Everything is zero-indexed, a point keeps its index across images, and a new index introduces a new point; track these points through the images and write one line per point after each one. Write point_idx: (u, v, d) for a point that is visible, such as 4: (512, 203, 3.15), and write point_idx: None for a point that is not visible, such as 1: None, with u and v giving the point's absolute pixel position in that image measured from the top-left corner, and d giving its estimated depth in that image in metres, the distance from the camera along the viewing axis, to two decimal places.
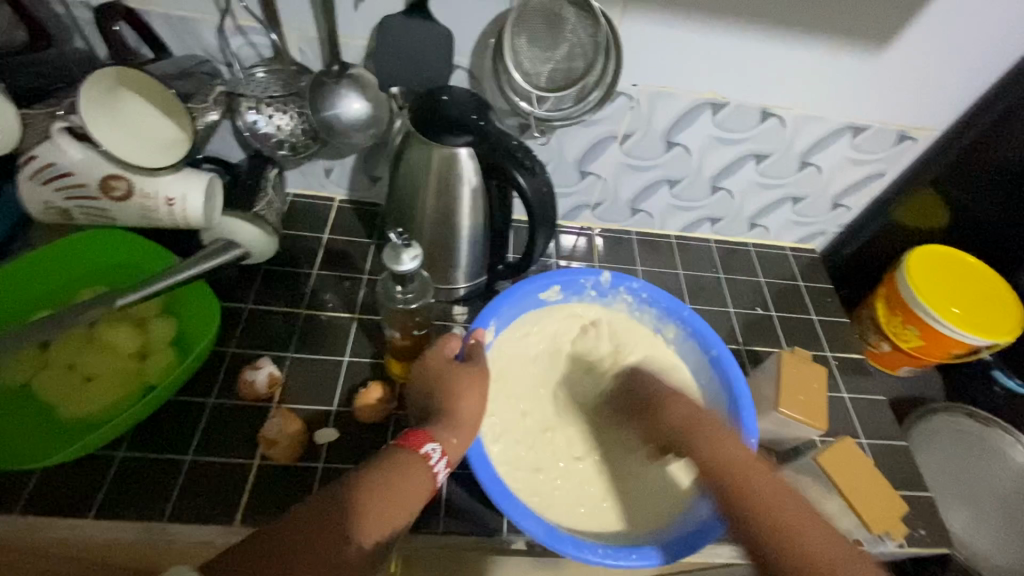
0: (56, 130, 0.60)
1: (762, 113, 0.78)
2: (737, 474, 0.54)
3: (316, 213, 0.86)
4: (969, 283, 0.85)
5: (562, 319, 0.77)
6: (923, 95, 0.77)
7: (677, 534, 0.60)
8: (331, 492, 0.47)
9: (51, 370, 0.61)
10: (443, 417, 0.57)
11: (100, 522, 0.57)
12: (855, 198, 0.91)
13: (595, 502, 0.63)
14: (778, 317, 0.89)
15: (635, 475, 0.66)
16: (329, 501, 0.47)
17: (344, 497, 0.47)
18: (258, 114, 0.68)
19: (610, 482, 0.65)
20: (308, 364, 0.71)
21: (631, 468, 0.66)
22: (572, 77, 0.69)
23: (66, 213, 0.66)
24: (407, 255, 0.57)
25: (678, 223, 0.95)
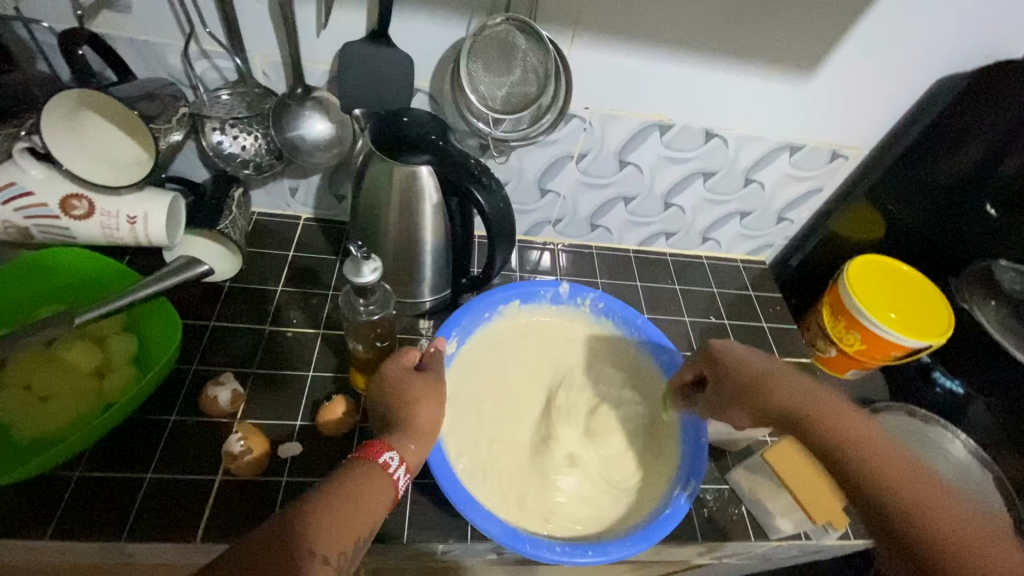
0: (17, 150, 0.61)
1: (706, 133, 0.83)
2: (856, 462, 0.50)
3: (282, 231, 0.88)
4: (903, 290, 0.91)
5: (523, 330, 0.80)
6: (851, 115, 0.85)
7: (633, 529, 0.62)
8: (289, 515, 0.46)
9: (6, 390, 0.60)
10: (402, 426, 0.58)
11: (55, 543, 0.57)
12: (798, 212, 0.98)
13: (566, 499, 0.65)
14: (731, 324, 0.94)
15: (602, 473, 0.68)
16: (288, 522, 0.46)
17: (303, 517, 0.46)
18: (223, 135, 0.71)
19: (577, 481, 0.67)
20: (273, 379, 0.72)
21: (599, 466, 0.68)
22: (527, 101, 0.73)
23: (26, 232, 0.66)
24: (368, 267, 0.59)
25: (635, 237, 0.99)
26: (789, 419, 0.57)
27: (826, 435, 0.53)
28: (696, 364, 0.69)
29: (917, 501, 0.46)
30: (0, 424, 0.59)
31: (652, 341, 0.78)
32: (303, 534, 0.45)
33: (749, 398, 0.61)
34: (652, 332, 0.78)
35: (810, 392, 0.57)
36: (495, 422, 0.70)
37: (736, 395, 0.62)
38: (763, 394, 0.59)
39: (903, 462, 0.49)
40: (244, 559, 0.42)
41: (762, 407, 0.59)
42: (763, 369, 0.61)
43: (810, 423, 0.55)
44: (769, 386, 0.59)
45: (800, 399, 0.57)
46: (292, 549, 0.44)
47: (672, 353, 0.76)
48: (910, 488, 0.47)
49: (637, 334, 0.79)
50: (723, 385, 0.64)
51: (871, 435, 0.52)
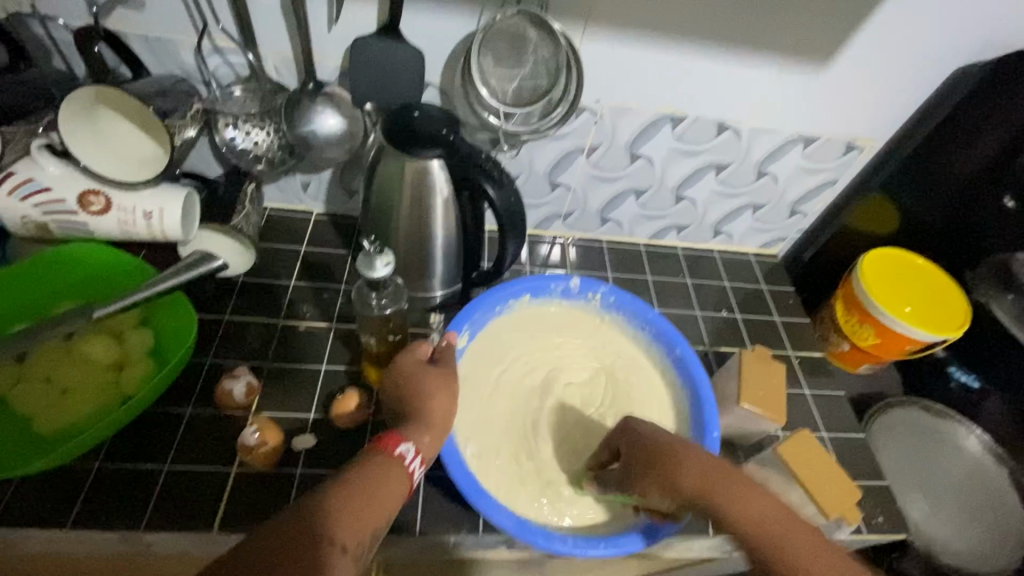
0: (35, 147, 0.62)
1: (718, 126, 0.83)
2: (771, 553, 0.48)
3: (294, 225, 0.88)
4: (917, 283, 0.90)
5: (533, 324, 0.80)
6: (867, 107, 0.83)
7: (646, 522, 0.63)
8: (306, 507, 0.47)
9: (27, 383, 0.61)
10: (416, 418, 0.59)
11: (78, 533, 0.58)
12: (811, 204, 0.97)
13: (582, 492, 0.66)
14: (743, 319, 0.93)
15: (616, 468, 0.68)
16: (305, 513, 0.46)
17: (318, 509, 0.47)
18: (236, 131, 0.71)
19: (593, 473, 0.67)
20: (287, 373, 0.73)
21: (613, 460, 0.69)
22: (538, 93, 0.73)
23: (44, 228, 0.67)
24: (380, 262, 0.59)
25: (646, 231, 0.98)
26: (687, 498, 0.55)
27: (722, 511, 0.52)
28: (614, 441, 0.64)
29: (805, 567, 0.47)
30: (23, 415, 0.61)
31: (663, 336, 0.78)
32: (324, 522, 0.46)
33: (649, 467, 0.58)
34: (663, 327, 0.77)
35: (703, 469, 0.56)
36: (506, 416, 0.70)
37: (655, 460, 0.58)
38: (667, 472, 0.57)
39: (778, 521, 0.50)
40: (263, 549, 0.42)
41: (667, 484, 0.56)
42: (667, 440, 0.60)
43: (706, 497, 0.54)
44: (676, 462, 0.57)
45: (703, 481, 0.55)
46: (313, 536, 0.45)
47: (684, 347, 0.76)
48: (792, 544, 0.48)
49: (649, 328, 0.79)
50: (632, 450, 0.61)
51: (757, 509, 0.51)
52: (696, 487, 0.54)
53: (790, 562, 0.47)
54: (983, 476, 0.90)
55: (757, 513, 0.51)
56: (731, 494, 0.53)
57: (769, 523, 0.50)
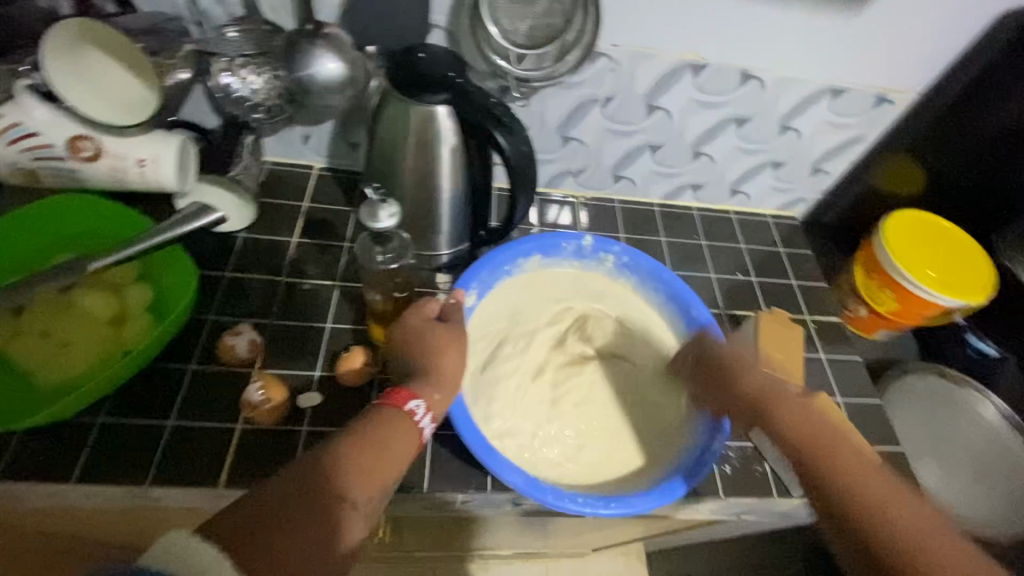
0: (20, 88, 0.59)
1: (742, 75, 0.78)
2: (814, 456, 0.53)
3: (294, 181, 0.85)
4: (944, 246, 0.86)
5: (543, 285, 0.77)
6: (902, 54, 0.78)
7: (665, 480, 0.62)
8: (318, 461, 0.46)
9: (25, 336, 0.60)
10: (426, 375, 0.57)
11: (83, 486, 0.57)
12: (835, 162, 0.92)
13: (591, 451, 0.65)
14: (759, 281, 0.90)
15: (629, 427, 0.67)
16: (318, 466, 0.45)
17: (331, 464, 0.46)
18: (232, 77, 0.65)
19: (603, 433, 0.66)
20: (291, 331, 0.71)
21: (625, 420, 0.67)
22: (551, 34, 0.68)
23: (34, 175, 0.64)
24: (385, 213, 0.57)
25: (660, 190, 0.94)
26: (750, 412, 0.60)
27: (782, 421, 0.57)
28: (694, 347, 0.68)
29: (853, 481, 0.51)
30: (21, 369, 0.59)
31: (678, 296, 0.75)
32: (332, 481, 0.45)
33: (711, 384, 0.65)
34: (679, 287, 0.75)
35: (770, 383, 0.61)
36: (514, 377, 0.69)
37: (718, 370, 0.65)
38: (728, 377, 0.63)
39: (823, 430, 0.56)
40: (275, 501, 0.42)
41: (733, 390, 0.62)
42: (734, 354, 0.65)
43: (769, 410, 0.59)
44: (742, 370, 0.63)
45: (761, 384, 0.61)
46: (322, 494, 0.44)
47: (700, 308, 0.74)
48: (841, 464, 0.52)
49: (663, 289, 0.76)
50: (702, 357, 0.67)
51: (806, 422, 0.57)
52: (758, 393, 0.60)
53: (836, 471, 0.52)
54: (1000, 446, 0.87)
55: (813, 429, 0.56)
56: (805, 418, 0.57)
57: (825, 442, 0.54)
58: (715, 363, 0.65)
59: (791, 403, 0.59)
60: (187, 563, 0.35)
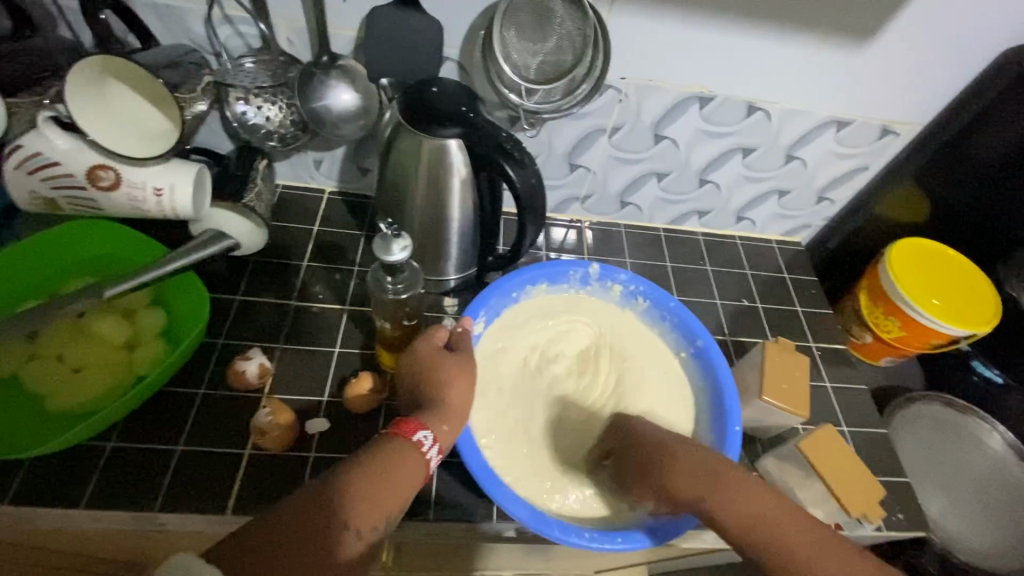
0: (43, 120, 0.60)
1: (748, 107, 0.79)
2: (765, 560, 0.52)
3: (305, 204, 0.86)
4: (949, 276, 0.86)
5: (550, 312, 0.78)
6: (904, 89, 0.79)
7: None
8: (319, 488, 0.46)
9: (39, 361, 0.61)
10: (435, 406, 0.57)
11: (91, 511, 0.58)
12: (839, 190, 0.92)
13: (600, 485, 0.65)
14: (764, 307, 0.91)
15: None
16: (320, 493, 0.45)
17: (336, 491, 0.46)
18: (247, 105, 0.68)
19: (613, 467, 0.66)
20: (299, 355, 0.72)
21: None
22: (561, 70, 0.69)
23: (53, 203, 0.66)
24: (397, 245, 0.58)
25: (666, 216, 0.95)
26: (670, 502, 0.57)
27: (717, 510, 0.54)
28: (612, 439, 0.64)
29: (795, 555, 0.51)
30: (35, 393, 0.60)
31: (685, 325, 0.76)
32: (336, 509, 0.45)
33: (643, 477, 0.59)
34: (685, 316, 0.75)
35: (702, 462, 0.57)
36: (520, 404, 0.69)
37: (644, 467, 0.59)
38: (667, 471, 0.57)
39: (763, 505, 0.54)
40: (276, 529, 0.42)
41: (654, 484, 0.58)
42: (667, 438, 0.60)
43: (705, 503, 0.54)
44: (670, 466, 0.57)
45: (699, 472, 0.56)
46: (325, 523, 0.44)
47: (706, 337, 0.74)
48: (778, 534, 0.52)
49: (669, 317, 0.77)
50: (623, 456, 0.62)
51: (755, 505, 0.53)
52: (670, 483, 0.56)
53: (800, 566, 0.51)
54: (1005, 475, 0.88)
55: (748, 505, 0.53)
56: (756, 502, 0.54)
57: (758, 514, 0.53)
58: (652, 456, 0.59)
59: (727, 480, 0.55)
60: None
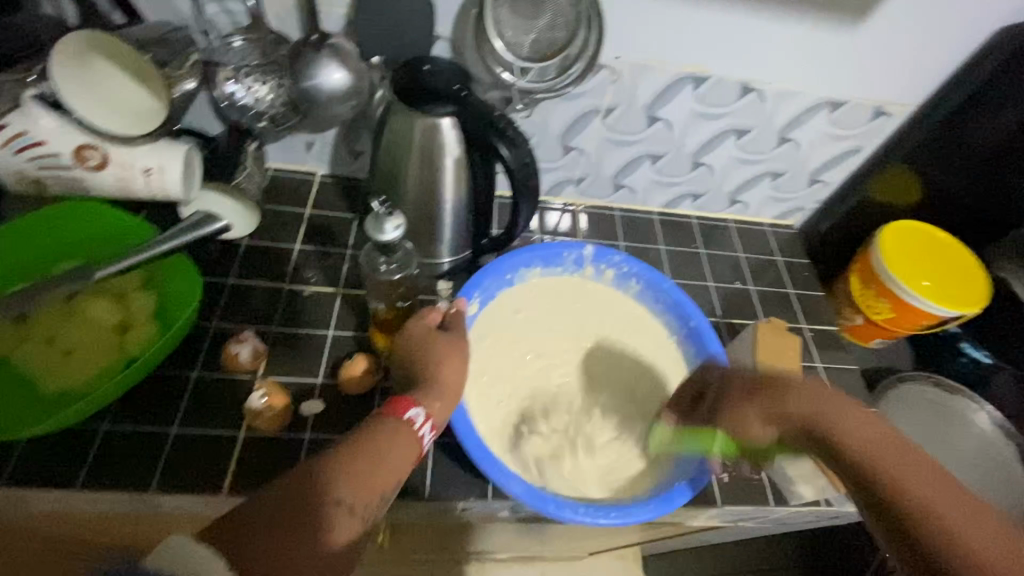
0: (27, 97, 0.59)
1: (742, 87, 0.79)
2: (887, 478, 0.46)
3: (297, 187, 0.86)
4: (938, 257, 0.87)
5: (542, 295, 0.78)
6: (897, 68, 0.79)
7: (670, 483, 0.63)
8: (276, 491, 0.43)
9: (30, 343, 0.61)
10: (429, 384, 0.57)
11: (87, 493, 0.58)
12: (832, 173, 0.93)
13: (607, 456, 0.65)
14: (756, 290, 0.91)
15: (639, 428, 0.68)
16: (279, 500, 0.42)
17: (298, 491, 0.43)
18: (236, 85, 0.66)
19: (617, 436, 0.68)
20: (293, 337, 0.72)
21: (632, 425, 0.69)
22: (555, 47, 0.69)
23: (41, 184, 0.65)
24: (390, 223, 0.58)
25: (660, 198, 0.95)
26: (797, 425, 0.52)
27: (838, 437, 0.49)
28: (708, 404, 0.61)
29: (930, 505, 0.43)
30: (26, 376, 0.60)
31: (679, 307, 0.76)
32: (329, 488, 0.45)
33: (776, 403, 0.54)
34: (679, 298, 0.76)
35: (821, 401, 0.52)
36: (514, 386, 0.70)
37: (769, 388, 0.55)
38: (774, 394, 0.54)
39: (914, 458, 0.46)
40: (270, 507, 0.42)
41: (786, 411, 0.53)
42: (796, 379, 0.55)
43: (818, 426, 0.51)
44: (784, 388, 0.54)
45: (811, 404, 0.52)
46: (319, 500, 0.44)
47: (699, 319, 0.74)
48: (925, 488, 0.44)
49: (663, 299, 0.77)
50: (725, 387, 0.59)
51: (872, 431, 0.49)
52: (811, 412, 0.51)
53: (921, 501, 0.43)
54: (993, 454, 0.88)
55: (874, 440, 0.48)
56: (888, 444, 0.48)
57: (888, 453, 0.47)
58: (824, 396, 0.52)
59: (849, 412, 0.51)
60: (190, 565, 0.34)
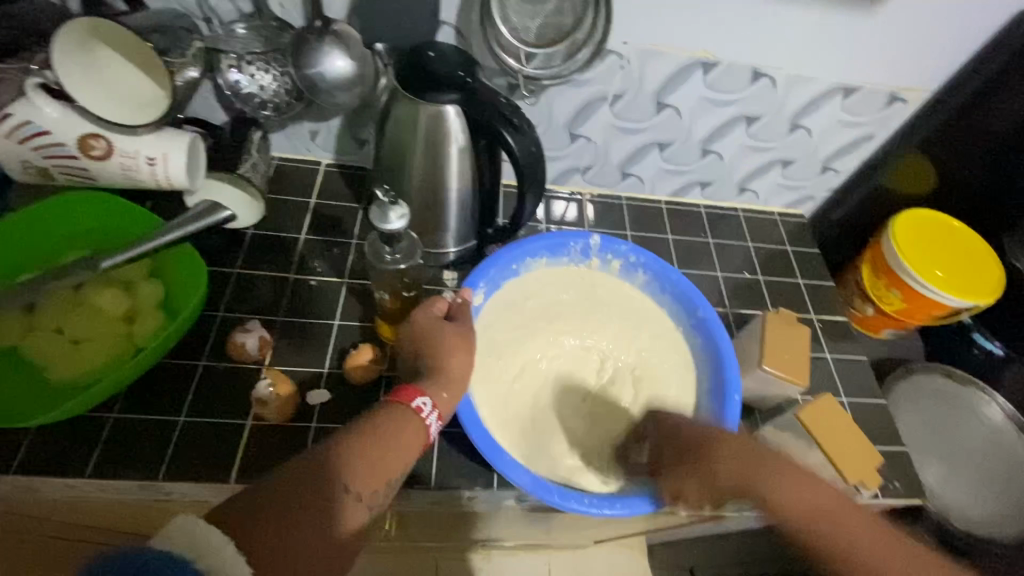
0: (31, 86, 0.59)
1: (753, 73, 0.77)
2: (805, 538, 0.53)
3: (302, 177, 0.85)
4: (952, 246, 0.85)
5: (548, 285, 0.78)
6: (913, 52, 0.77)
7: None
8: (288, 476, 0.43)
9: (39, 333, 0.61)
10: (435, 374, 0.57)
11: (97, 481, 0.58)
12: (844, 161, 0.91)
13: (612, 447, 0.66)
14: (765, 280, 0.90)
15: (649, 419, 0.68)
16: (291, 486, 0.42)
17: (310, 478, 0.44)
18: (240, 73, 0.68)
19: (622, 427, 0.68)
20: (299, 327, 0.72)
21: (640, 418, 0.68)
22: (561, 33, 0.68)
23: (46, 173, 0.65)
24: (395, 213, 0.57)
25: (668, 187, 0.94)
26: (729, 491, 0.58)
27: (766, 494, 0.55)
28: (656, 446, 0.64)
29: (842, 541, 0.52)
30: (36, 365, 0.61)
31: (686, 297, 0.75)
32: (337, 477, 0.45)
33: (680, 464, 0.60)
34: (686, 288, 0.75)
35: (741, 455, 0.58)
36: (519, 376, 0.69)
37: (686, 457, 0.60)
38: (701, 467, 0.58)
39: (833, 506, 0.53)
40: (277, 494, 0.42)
41: (706, 473, 0.58)
42: (701, 431, 0.61)
43: (749, 489, 0.56)
44: (711, 458, 0.58)
45: (742, 472, 0.57)
46: (327, 488, 0.44)
47: (707, 309, 0.73)
48: (832, 525, 0.52)
49: (671, 289, 0.76)
50: (662, 445, 0.63)
51: (797, 492, 0.54)
52: (737, 480, 0.57)
53: (827, 534, 0.52)
54: (1003, 445, 0.88)
55: (803, 499, 0.54)
56: (795, 485, 0.55)
57: (818, 509, 0.53)
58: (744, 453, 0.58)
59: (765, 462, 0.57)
60: (197, 546, 0.35)
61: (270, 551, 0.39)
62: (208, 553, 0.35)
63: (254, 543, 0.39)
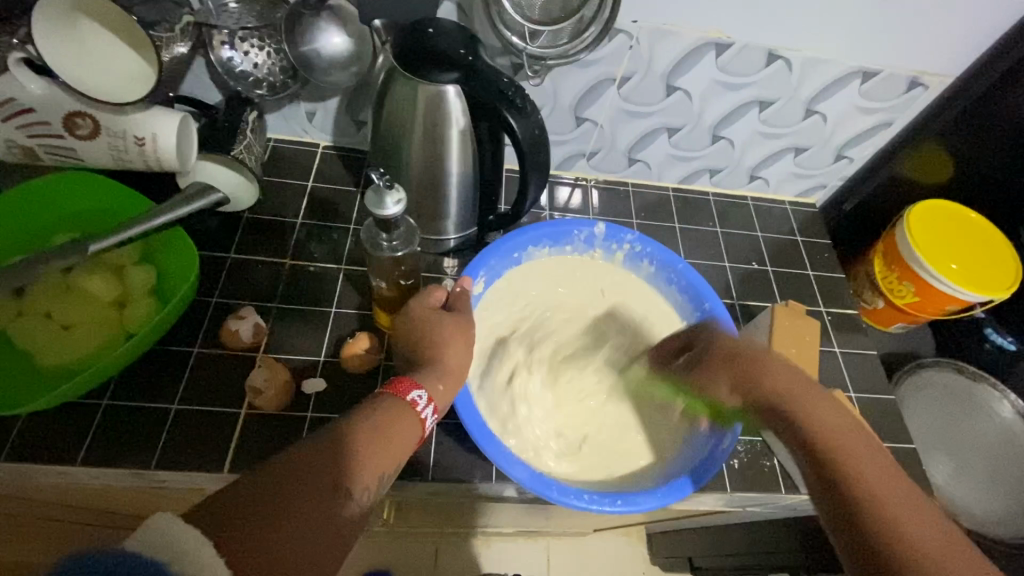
0: (13, 61, 0.56)
1: (768, 54, 0.74)
2: (818, 443, 0.50)
3: (299, 159, 0.83)
4: (968, 238, 0.82)
5: (551, 275, 0.76)
6: (937, 34, 0.73)
7: (681, 469, 0.61)
8: (280, 470, 0.41)
9: (26, 317, 0.60)
10: (432, 365, 0.56)
11: (88, 469, 0.57)
12: (860, 148, 0.88)
13: (615, 441, 0.64)
14: (774, 271, 0.87)
15: (651, 412, 0.66)
16: (278, 481, 0.40)
17: (296, 470, 0.41)
18: (233, 50, 0.66)
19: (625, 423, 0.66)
20: (295, 314, 0.70)
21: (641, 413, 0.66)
22: (568, 10, 0.64)
23: (31, 152, 0.63)
24: (391, 199, 0.55)
25: (676, 174, 0.91)
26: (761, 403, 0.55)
27: (801, 412, 0.53)
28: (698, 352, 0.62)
29: (869, 483, 0.46)
30: (24, 351, 0.59)
31: (693, 288, 0.73)
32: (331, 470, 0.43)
33: (726, 364, 0.59)
34: (693, 279, 0.73)
35: (791, 378, 0.55)
36: (519, 367, 0.68)
37: (731, 360, 0.58)
38: (744, 364, 0.57)
39: (872, 448, 0.49)
40: (267, 488, 0.40)
41: (749, 372, 0.57)
42: (761, 348, 0.59)
43: (779, 397, 0.54)
44: (763, 364, 0.57)
45: (787, 383, 0.55)
46: (322, 481, 0.42)
47: (714, 301, 0.71)
48: (857, 460, 0.47)
49: (677, 280, 0.74)
50: (708, 348, 0.61)
51: (838, 420, 0.52)
52: (782, 389, 0.54)
53: (856, 473, 0.47)
54: (1013, 444, 0.86)
55: (826, 422, 0.51)
56: (834, 423, 0.51)
57: (843, 442, 0.49)
58: (799, 377, 0.56)
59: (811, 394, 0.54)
60: (177, 548, 0.33)
61: (255, 548, 0.37)
62: (186, 556, 0.33)
63: (233, 540, 0.36)
